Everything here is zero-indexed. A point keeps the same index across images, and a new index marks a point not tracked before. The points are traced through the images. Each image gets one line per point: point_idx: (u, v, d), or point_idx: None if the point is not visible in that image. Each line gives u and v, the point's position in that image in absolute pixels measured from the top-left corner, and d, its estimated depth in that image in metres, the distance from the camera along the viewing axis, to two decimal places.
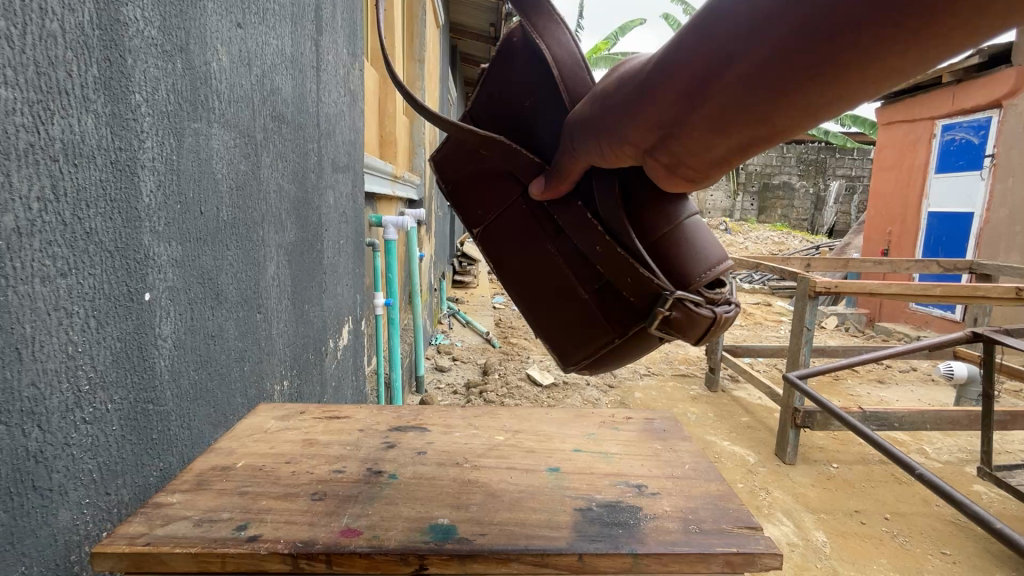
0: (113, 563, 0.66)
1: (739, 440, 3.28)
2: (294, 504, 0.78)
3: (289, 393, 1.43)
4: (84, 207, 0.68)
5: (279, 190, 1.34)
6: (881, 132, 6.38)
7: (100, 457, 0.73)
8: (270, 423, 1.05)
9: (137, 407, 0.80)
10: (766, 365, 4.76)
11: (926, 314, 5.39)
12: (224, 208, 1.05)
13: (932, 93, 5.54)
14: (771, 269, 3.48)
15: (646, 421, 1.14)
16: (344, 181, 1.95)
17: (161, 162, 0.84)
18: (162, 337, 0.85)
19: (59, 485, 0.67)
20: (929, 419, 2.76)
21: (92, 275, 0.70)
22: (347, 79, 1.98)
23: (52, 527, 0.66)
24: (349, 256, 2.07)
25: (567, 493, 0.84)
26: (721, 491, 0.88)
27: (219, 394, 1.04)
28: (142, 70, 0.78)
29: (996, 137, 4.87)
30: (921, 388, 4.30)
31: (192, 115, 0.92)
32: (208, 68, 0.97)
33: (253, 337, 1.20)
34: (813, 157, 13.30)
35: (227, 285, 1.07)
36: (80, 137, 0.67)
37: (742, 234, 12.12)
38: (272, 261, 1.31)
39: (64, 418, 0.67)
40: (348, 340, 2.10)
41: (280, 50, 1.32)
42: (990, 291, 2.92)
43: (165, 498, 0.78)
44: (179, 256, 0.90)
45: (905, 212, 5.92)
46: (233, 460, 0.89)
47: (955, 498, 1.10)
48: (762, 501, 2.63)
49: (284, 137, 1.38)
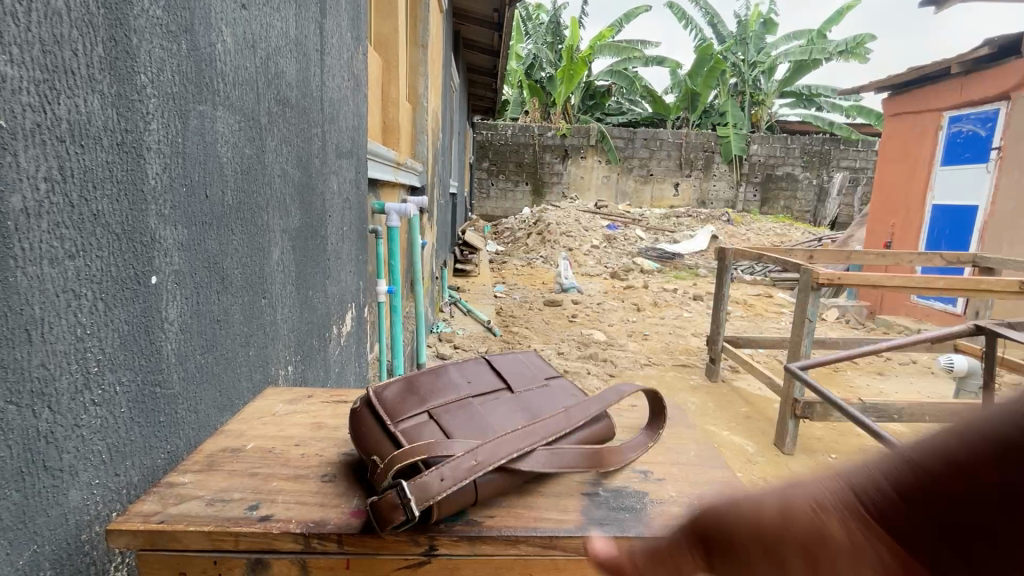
0: (128, 540, 0.66)
1: (739, 430, 3.30)
2: (304, 486, 0.79)
3: (293, 377, 1.44)
4: (91, 188, 0.68)
5: (283, 175, 1.34)
6: (888, 124, 6.34)
7: (109, 438, 0.74)
8: (277, 407, 1.06)
9: (145, 390, 0.81)
10: (766, 356, 4.78)
11: (927, 307, 5.39)
12: (229, 193, 1.05)
13: (940, 84, 5.50)
14: (774, 260, 3.46)
15: (650, 408, 1.15)
16: (347, 167, 1.94)
17: (167, 145, 0.84)
18: (168, 321, 0.86)
19: (69, 466, 0.67)
20: (929, 411, 2.77)
21: (99, 258, 0.71)
22: (351, 64, 1.97)
23: (63, 506, 0.67)
24: (353, 242, 2.07)
25: (573, 478, 0.86)
26: (724, 478, 0.89)
27: (225, 377, 1.05)
28: (148, 51, 0.78)
29: (1004, 129, 4.82)
30: (920, 381, 4.32)
31: (197, 98, 0.92)
32: (213, 50, 0.96)
33: (258, 323, 1.21)
34: (818, 148, 13.11)
35: (232, 269, 1.07)
36: (86, 118, 0.67)
37: (745, 225, 12.04)
38: (276, 247, 1.31)
39: (73, 399, 0.67)
40: (351, 326, 2.10)
41: (283, 32, 1.31)
42: (994, 285, 2.91)
43: (176, 478, 0.79)
44: (185, 240, 0.90)
45: (909, 204, 5.89)
46: (242, 443, 0.90)
47: None
48: (761, 489, 2.65)
49: (288, 121, 1.37)
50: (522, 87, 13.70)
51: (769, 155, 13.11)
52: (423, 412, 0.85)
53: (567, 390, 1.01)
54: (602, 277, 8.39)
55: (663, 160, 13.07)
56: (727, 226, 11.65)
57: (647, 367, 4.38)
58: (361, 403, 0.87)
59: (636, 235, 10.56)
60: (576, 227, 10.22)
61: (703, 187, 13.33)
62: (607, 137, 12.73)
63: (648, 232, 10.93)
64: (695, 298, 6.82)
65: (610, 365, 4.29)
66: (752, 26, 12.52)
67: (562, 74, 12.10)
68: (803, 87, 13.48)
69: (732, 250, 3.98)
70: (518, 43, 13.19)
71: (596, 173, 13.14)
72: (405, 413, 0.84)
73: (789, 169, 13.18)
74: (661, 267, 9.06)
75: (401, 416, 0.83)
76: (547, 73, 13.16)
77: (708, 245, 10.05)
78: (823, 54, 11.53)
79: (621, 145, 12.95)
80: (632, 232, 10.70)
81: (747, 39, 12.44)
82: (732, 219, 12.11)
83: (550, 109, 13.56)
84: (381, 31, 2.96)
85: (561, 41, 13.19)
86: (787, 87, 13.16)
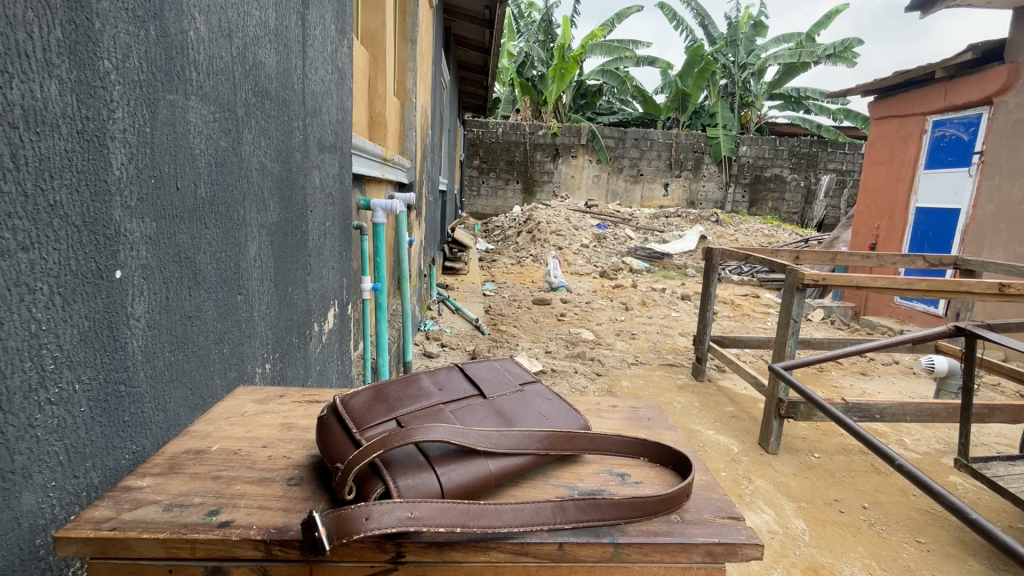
0: (77, 548, 0.65)
1: (724, 429, 3.31)
2: (270, 489, 0.77)
3: (271, 375, 1.41)
4: (47, 177, 0.65)
5: (261, 168, 1.31)
6: (874, 127, 6.41)
7: (68, 440, 0.71)
8: (248, 406, 1.04)
9: (107, 388, 0.77)
10: (752, 356, 4.80)
11: (911, 308, 5.45)
12: (202, 185, 1.02)
13: (924, 89, 5.57)
14: (760, 260, 3.47)
15: (631, 408, 1.14)
16: (331, 162, 1.91)
17: (133, 135, 0.80)
18: (135, 317, 0.82)
19: (21, 468, 0.64)
20: (910, 411, 2.80)
21: (58, 251, 0.67)
22: (335, 57, 1.94)
23: (14, 510, 0.63)
24: (336, 239, 2.04)
25: (551, 482, 0.85)
26: (704, 481, 0.91)
27: (197, 376, 1.02)
28: (113, 35, 0.74)
29: (986, 134, 4.90)
30: (903, 381, 4.37)
31: (167, 86, 0.88)
32: (185, 37, 0.93)
33: (233, 319, 1.17)
34: (806, 150, 13.21)
35: (205, 265, 1.04)
36: (43, 104, 0.64)
37: (733, 226, 12.13)
38: (254, 241, 1.28)
39: (26, 398, 0.64)
40: (334, 323, 2.07)
41: (263, 21, 1.28)
42: (974, 287, 2.93)
43: (134, 482, 0.76)
44: (153, 233, 0.87)
45: (893, 206, 5.96)
46: (208, 444, 0.88)
47: (932, 488, 1.09)
48: (745, 489, 2.66)
49: (267, 114, 1.33)
50: (513, 85, 13.64)
51: (757, 156, 13.21)
52: (391, 420, 0.82)
53: (543, 395, 0.99)
54: (591, 276, 8.40)
55: (653, 160, 13.11)
56: (715, 226, 11.74)
57: (634, 366, 4.39)
58: (329, 410, 0.85)
59: (626, 234, 10.59)
60: (565, 226, 10.21)
61: (693, 187, 13.39)
62: (597, 136, 12.74)
63: (638, 231, 10.98)
64: (683, 298, 6.84)
65: (597, 364, 4.29)
66: (742, 27, 12.57)
67: (554, 73, 12.08)
68: (791, 89, 13.58)
69: (719, 249, 3.97)
70: (509, 40, 13.14)
71: (587, 172, 13.15)
72: (371, 421, 0.81)
73: (777, 171, 13.30)
74: (650, 266, 9.09)
75: (367, 425, 0.80)
76: (539, 71, 13.13)
77: (696, 244, 10.09)
78: (811, 57, 11.64)
79: (612, 145, 12.96)
80: (622, 231, 10.72)
81: (738, 41, 12.50)
82: (720, 220, 12.18)
83: (541, 107, 13.53)
84: (368, 25, 2.92)
85: (553, 39, 13.17)
86: (776, 89, 13.25)
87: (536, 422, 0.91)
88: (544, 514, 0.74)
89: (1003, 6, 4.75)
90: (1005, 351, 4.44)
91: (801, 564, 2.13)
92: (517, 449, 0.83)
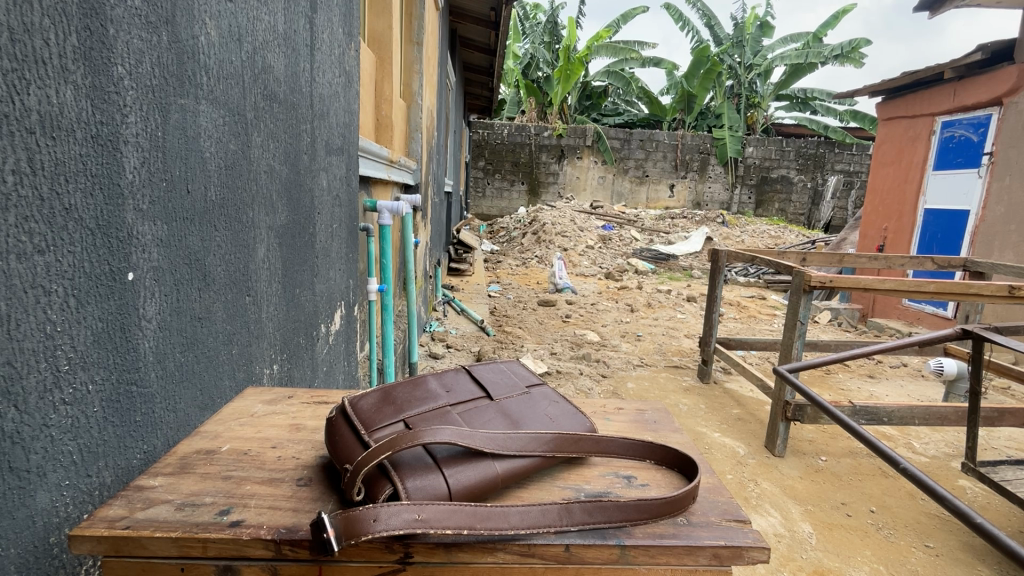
0: (92, 546, 0.66)
1: (730, 432, 3.29)
2: (280, 489, 0.78)
3: (278, 376, 1.41)
4: (62, 181, 0.66)
5: (269, 171, 1.32)
6: (881, 128, 6.35)
7: (81, 439, 0.72)
8: (258, 407, 1.05)
9: (120, 389, 0.78)
10: (759, 358, 4.79)
11: (920, 311, 5.42)
12: (212, 188, 1.03)
13: (932, 89, 5.53)
14: (766, 262, 3.43)
15: (637, 412, 1.14)
16: (338, 164, 1.92)
17: (145, 138, 0.81)
18: (145, 319, 0.83)
19: (37, 467, 0.65)
20: (919, 414, 2.76)
21: (71, 253, 0.68)
22: (342, 59, 1.95)
23: (29, 509, 0.64)
24: (342, 241, 2.05)
25: (557, 484, 0.85)
26: (710, 484, 0.91)
27: (207, 377, 1.03)
28: (127, 41, 0.76)
29: (996, 134, 4.85)
30: (910, 383, 4.35)
31: (180, 91, 0.90)
32: (196, 42, 0.94)
33: (243, 320, 1.18)
34: (812, 151, 13.14)
35: (215, 267, 1.05)
36: (58, 109, 0.65)
37: (739, 228, 12.09)
38: (262, 244, 1.30)
39: (42, 398, 0.65)
40: (339, 324, 2.06)
41: (271, 26, 1.28)
42: (984, 290, 2.90)
43: (147, 482, 0.78)
44: (165, 236, 0.88)
45: (901, 208, 5.92)
46: (219, 444, 0.89)
47: (929, 486, 1.06)
48: (751, 492, 2.65)
49: (275, 117, 1.34)
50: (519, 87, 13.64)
51: (764, 157, 13.16)
52: (399, 421, 0.83)
53: (549, 397, 1.00)
54: (596, 278, 8.40)
55: (658, 161, 13.08)
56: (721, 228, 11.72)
57: (639, 368, 4.38)
58: (338, 412, 0.86)
59: (632, 236, 10.58)
60: (571, 228, 10.19)
61: (699, 189, 13.36)
62: (603, 137, 12.73)
63: (643, 233, 10.95)
64: (688, 300, 6.82)
65: (602, 366, 4.28)
66: (749, 28, 12.42)
67: (560, 74, 12.08)
68: (798, 90, 13.53)
69: (725, 251, 3.93)
70: (514, 42, 13.17)
71: (592, 174, 13.13)
72: (380, 422, 0.82)
73: (783, 172, 13.25)
74: (656, 268, 9.07)
75: (376, 426, 0.81)
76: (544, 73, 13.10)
77: (701, 246, 10.07)
78: (818, 57, 11.56)
79: (617, 146, 12.95)
80: (627, 232, 10.72)
81: (744, 42, 12.33)
82: (726, 222, 12.17)
83: (546, 108, 13.52)
84: (375, 28, 2.95)
85: (558, 41, 13.15)
86: (782, 90, 13.18)
87: (542, 424, 0.92)
88: (551, 516, 0.74)
89: (1013, 5, 4.70)
90: (1014, 353, 4.41)
91: (807, 568, 2.12)
92: (523, 450, 0.84)
